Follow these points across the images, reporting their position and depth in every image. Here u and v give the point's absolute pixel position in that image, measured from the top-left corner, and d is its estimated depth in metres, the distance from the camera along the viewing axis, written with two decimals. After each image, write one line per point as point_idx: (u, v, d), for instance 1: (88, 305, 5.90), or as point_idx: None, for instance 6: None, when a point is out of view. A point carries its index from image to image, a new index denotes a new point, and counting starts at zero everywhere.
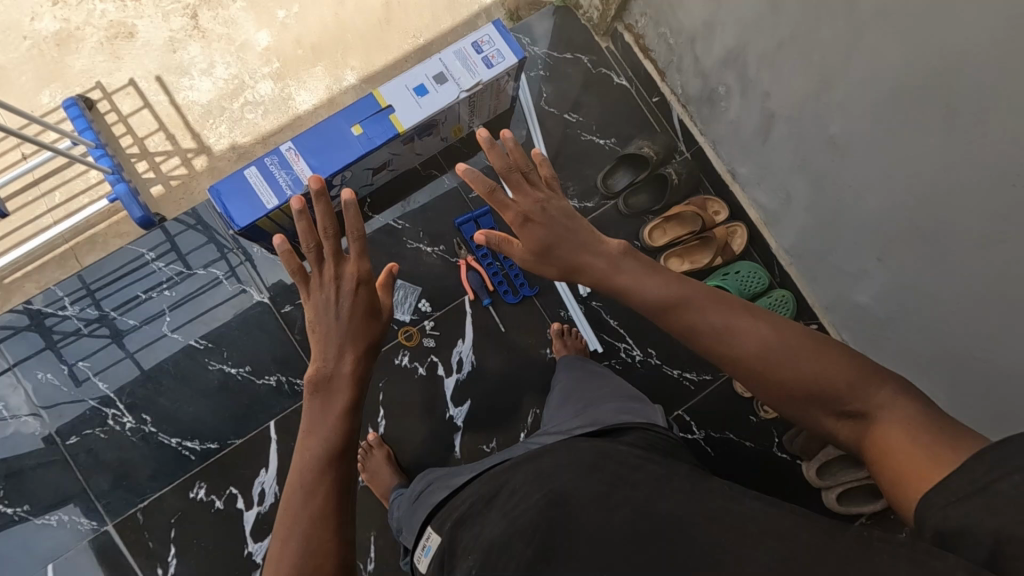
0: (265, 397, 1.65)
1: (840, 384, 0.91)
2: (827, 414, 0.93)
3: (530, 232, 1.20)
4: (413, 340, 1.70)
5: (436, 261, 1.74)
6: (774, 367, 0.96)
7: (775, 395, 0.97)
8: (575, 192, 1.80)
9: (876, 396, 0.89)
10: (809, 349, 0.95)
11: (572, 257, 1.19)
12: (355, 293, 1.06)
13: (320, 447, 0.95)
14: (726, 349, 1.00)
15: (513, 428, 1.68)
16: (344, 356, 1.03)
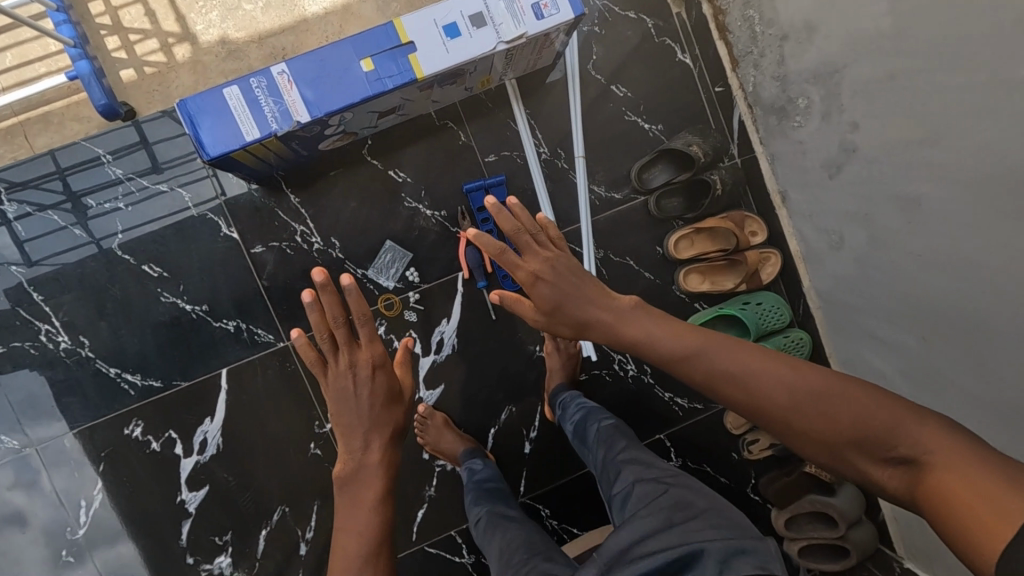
0: (219, 342, 1.49)
1: (873, 423, 0.88)
2: (873, 460, 0.88)
3: (539, 291, 1.21)
4: (394, 310, 1.54)
5: (433, 227, 1.54)
6: (800, 413, 0.95)
7: (813, 443, 0.94)
8: (603, 179, 1.58)
9: (914, 433, 0.84)
10: (829, 388, 0.94)
11: (584, 314, 1.20)
12: (374, 385, 1.11)
13: (358, 538, 1.06)
14: (750, 396, 1.00)
15: (483, 421, 1.58)
16: (370, 448, 1.10)
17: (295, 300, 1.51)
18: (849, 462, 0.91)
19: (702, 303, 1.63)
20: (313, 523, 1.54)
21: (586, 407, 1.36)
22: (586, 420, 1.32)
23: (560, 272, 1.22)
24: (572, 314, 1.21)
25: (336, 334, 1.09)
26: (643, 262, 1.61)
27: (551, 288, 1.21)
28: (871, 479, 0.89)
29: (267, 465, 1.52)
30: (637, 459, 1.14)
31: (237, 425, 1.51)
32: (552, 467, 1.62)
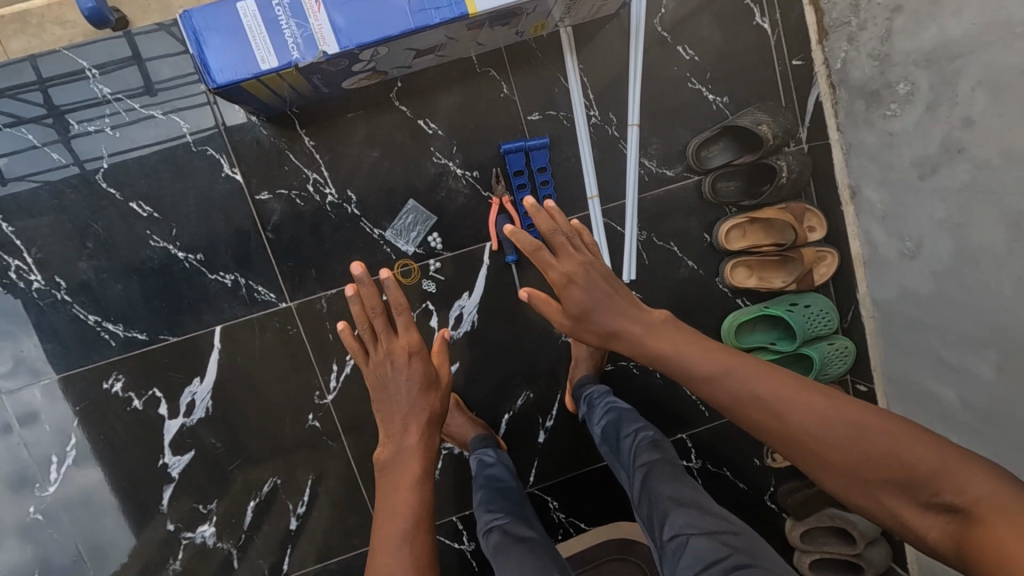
0: (213, 296, 1.34)
1: (911, 462, 0.76)
2: (909, 504, 0.76)
3: (570, 293, 1.13)
4: (411, 278, 1.39)
5: (462, 189, 1.37)
6: (825, 443, 0.83)
7: (838, 478, 0.82)
8: (656, 152, 1.41)
9: (961, 477, 0.72)
10: (864, 420, 0.82)
11: (612, 323, 1.10)
12: (412, 368, 1.11)
13: (397, 516, 0.97)
14: (769, 419, 0.88)
15: (497, 406, 1.47)
16: (409, 430, 1.07)
17: (302, 257, 1.35)
18: (882, 506, 0.79)
19: (745, 299, 1.50)
20: (307, 498, 1.43)
21: (615, 411, 1.22)
22: (620, 428, 1.18)
23: (594, 278, 1.15)
24: (599, 321, 1.12)
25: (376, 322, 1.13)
26: (688, 248, 1.47)
27: (583, 292, 1.13)
28: (903, 526, 0.78)
29: (260, 434, 1.39)
30: (684, 494, 1.02)
31: (229, 388, 1.37)
32: (565, 460, 1.52)
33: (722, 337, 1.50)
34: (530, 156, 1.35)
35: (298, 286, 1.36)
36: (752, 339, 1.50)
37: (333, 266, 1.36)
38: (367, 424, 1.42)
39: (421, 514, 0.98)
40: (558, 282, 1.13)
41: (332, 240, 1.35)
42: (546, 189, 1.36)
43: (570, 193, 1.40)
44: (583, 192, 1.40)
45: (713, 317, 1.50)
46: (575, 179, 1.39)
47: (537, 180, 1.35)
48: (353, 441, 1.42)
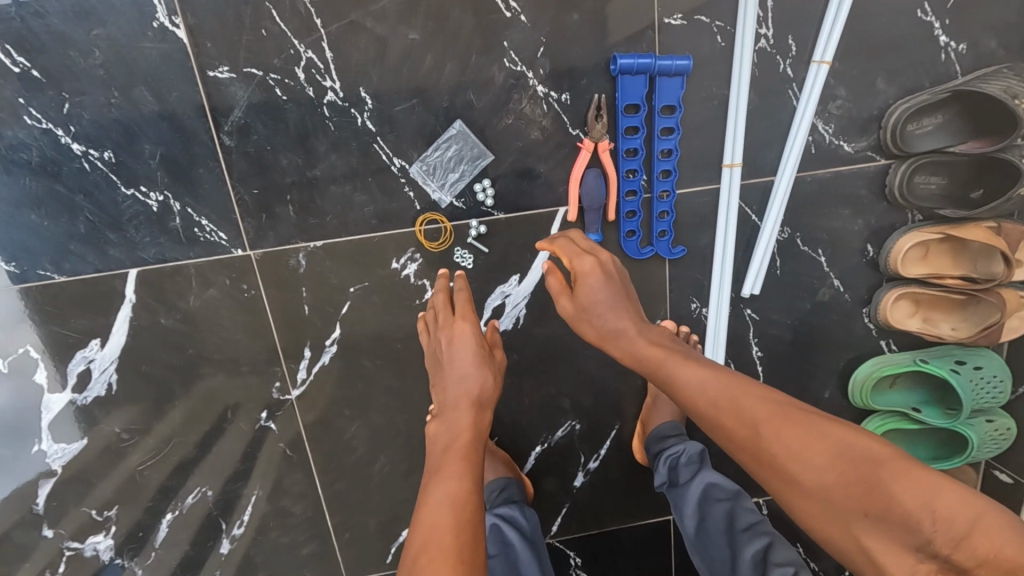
0: (126, 222, 0.85)
1: (899, 489, 0.53)
2: (891, 546, 0.53)
3: (588, 285, 0.83)
4: (439, 244, 0.92)
5: (537, 118, 0.88)
6: (796, 454, 0.59)
7: (807, 502, 0.59)
8: (836, 112, 0.92)
9: (959, 518, 0.50)
10: (858, 444, 0.58)
11: (613, 319, 0.82)
12: (460, 328, 0.86)
13: (450, 484, 0.68)
14: (732, 421, 0.65)
15: (527, 435, 1.05)
16: (463, 398, 0.82)
17: (275, 181, 0.86)
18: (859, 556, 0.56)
19: (894, 344, 1.07)
20: (248, 516, 1.03)
21: (715, 498, 0.87)
22: (735, 538, 0.81)
23: (619, 274, 0.86)
24: (603, 318, 0.82)
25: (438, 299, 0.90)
26: (840, 261, 1.01)
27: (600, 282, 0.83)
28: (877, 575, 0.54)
29: (186, 427, 0.96)
30: None
31: (146, 360, 0.92)
32: (598, 511, 1.12)
33: (848, 389, 1.09)
34: (655, 85, 0.86)
35: (264, 226, 0.88)
36: (889, 398, 1.09)
37: (322, 205, 0.88)
38: (343, 435, 1.00)
39: (477, 491, 0.69)
40: (573, 270, 0.84)
41: (327, 165, 0.87)
42: (668, 143, 0.88)
43: (698, 153, 0.91)
44: (716, 153, 0.92)
45: (844, 360, 1.07)
46: (710, 132, 0.91)
47: (657, 126, 0.87)
48: (321, 453, 1.01)
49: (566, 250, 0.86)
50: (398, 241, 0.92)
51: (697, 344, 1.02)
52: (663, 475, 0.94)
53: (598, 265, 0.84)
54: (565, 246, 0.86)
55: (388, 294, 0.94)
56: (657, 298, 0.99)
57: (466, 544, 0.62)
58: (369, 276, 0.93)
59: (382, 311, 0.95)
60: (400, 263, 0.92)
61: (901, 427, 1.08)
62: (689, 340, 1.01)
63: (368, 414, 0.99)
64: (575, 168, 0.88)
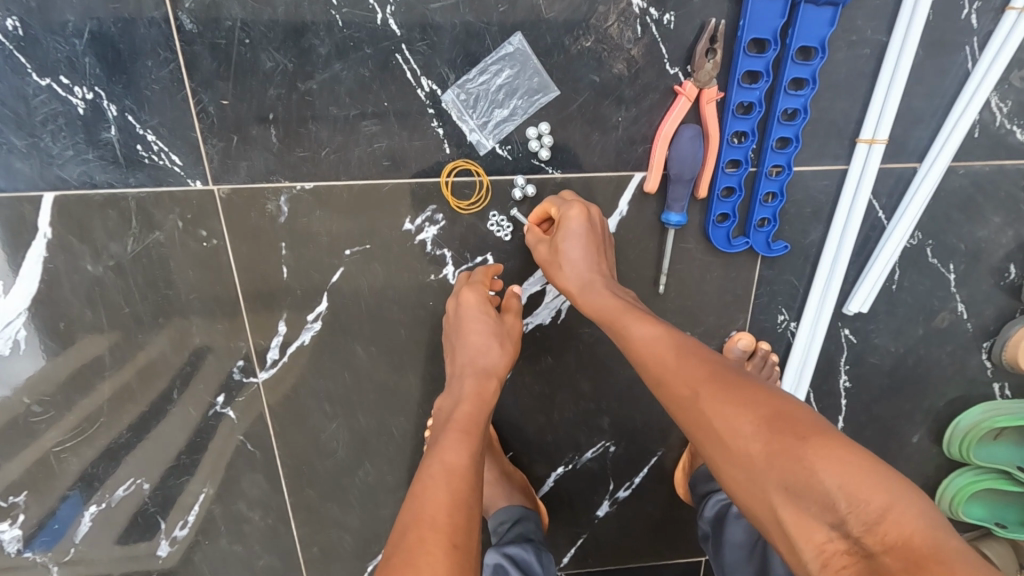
0: (38, 126, 0.62)
1: (818, 461, 0.41)
2: (803, 523, 0.41)
3: (571, 244, 0.64)
4: (470, 206, 0.69)
5: (623, 46, 0.64)
6: (719, 412, 0.48)
7: (726, 467, 0.47)
8: (1015, 84, 0.69)
9: (875, 501, 0.38)
10: (792, 412, 0.45)
11: (579, 268, 0.65)
12: (466, 297, 0.67)
13: (446, 452, 0.56)
14: (660, 371, 0.54)
15: (548, 453, 0.84)
16: (468, 362, 0.67)
17: (254, 91, 0.63)
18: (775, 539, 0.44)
19: (1009, 390, 0.86)
20: (193, 516, 0.80)
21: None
22: None
23: (604, 234, 0.67)
24: (571, 271, 0.65)
25: (476, 274, 0.70)
26: (972, 282, 0.79)
27: (581, 231, 0.64)
28: (789, 555, 0.43)
29: (116, 405, 0.74)
30: None
31: (68, 314, 0.69)
32: (619, 547, 0.92)
33: (945, 434, 0.88)
34: (793, 15, 0.62)
35: (235, 152, 0.65)
36: (991, 451, 0.87)
37: (318, 133, 0.65)
38: (320, 434, 0.79)
39: (483, 463, 0.57)
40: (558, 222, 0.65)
41: (329, 77, 0.63)
42: (795, 101, 0.64)
43: (829, 119, 0.69)
44: (850, 122, 0.69)
45: (947, 402, 0.87)
46: (850, 92, 0.68)
47: (785, 76, 0.63)
48: (290, 452, 0.79)
49: (559, 206, 0.66)
50: (415, 194, 0.68)
51: (777, 367, 0.80)
52: (707, 522, 0.76)
53: (587, 217, 0.65)
54: (556, 201, 0.67)
55: (396, 261, 0.71)
56: (738, 304, 0.77)
57: (463, 522, 0.49)
58: (372, 235, 0.70)
59: (385, 283, 0.72)
60: (414, 224, 0.70)
61: (998, 488, 0.87)
62: (768, 360, 0.78)
63: (355, 411, 0.78)
64: (666, 118, 0.65)
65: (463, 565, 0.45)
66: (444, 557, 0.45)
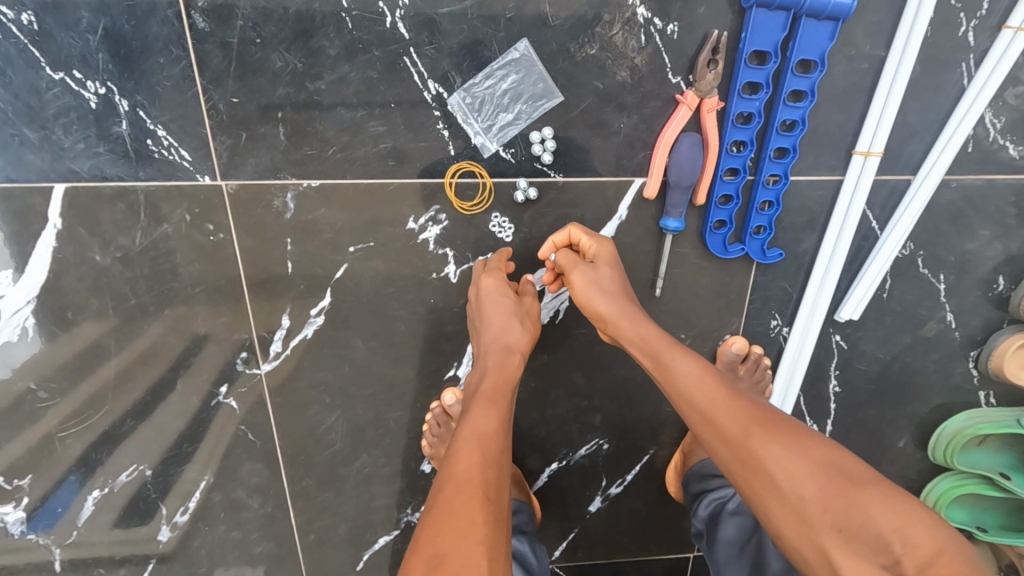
0: (50, 119, 0.63)
1: (876, 509, 0.46)
2: (857, 563, 0.45)
3: (605, 276, 0.68)
4: (474, 207, 0.70)
5: (626, 54, 0.65)
6: (774, 454, 0.52)
7: (776, 507, 0.51)
8: (1009, 101, 0.71)
9: (926, 547, 0.44)
10: (843, 462, 0.51)
11: (613, 294, 0.67)
12: (484, 283, 0.68)
13: (476, 419, 0.60)
14: (709, 408, 0.57)
15: (542, 449, 0.86)
16: (491, 341, 0.68)
17: (263, 89, 0.64)
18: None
19: (994, 397, 0.88)
20: (193, 502, 0.82)
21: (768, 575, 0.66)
22: None
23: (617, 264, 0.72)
24: (607, 295, 0.67)
25: (491, 263, 0.71)
26: (961, 292, 0.81)
27: (614, 263, 0.69)
28: None
29: (122, 393, 0.75)
30: None
31: (75, 303, 0.70)
32: (609, 541, 0.94)
33: (930, 440, 0.90)
34: (795, 29, 0.63)
35: (241, 148, 0.66)
36: (974, 457, 0.89)
37: (324, 131, 0.66)
38: (319, 425, 0.80)
39: (509, 429, 0.62)
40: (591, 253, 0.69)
41: (337, 77, 0.64)
42: (794, 112, 0.66)
43: (826, 131, 0.70)
44: (847, 134, 0.70)
45: (932, 408, 0.89)
46: (847, 105, 0.69)
47: (784, 88, 0.64)
48: (289, 442, 0.81)
49: (586, 240, 0.69)
50: (418, 193, 0.70)
51: (768, 370, 0.82)
52: (701, 521, 0.78)
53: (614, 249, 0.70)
54: (579, 231, 0.69)
55: (398, 259, 0.73)
56: (731, 309, 0.79)
57: (494, 479, 0.55)
58: (375, 233, 0.71)
59: (386, 279, 0.74)
60: (418, 223, 0.71)
61: (980, 493, 0.89)
62: (761, 363, 0.80)
63: (354, 404, 0.80)
64: (668, 125, 0.67)
65: (495, 517, 0.51)
66: (479, 509, 0.51)
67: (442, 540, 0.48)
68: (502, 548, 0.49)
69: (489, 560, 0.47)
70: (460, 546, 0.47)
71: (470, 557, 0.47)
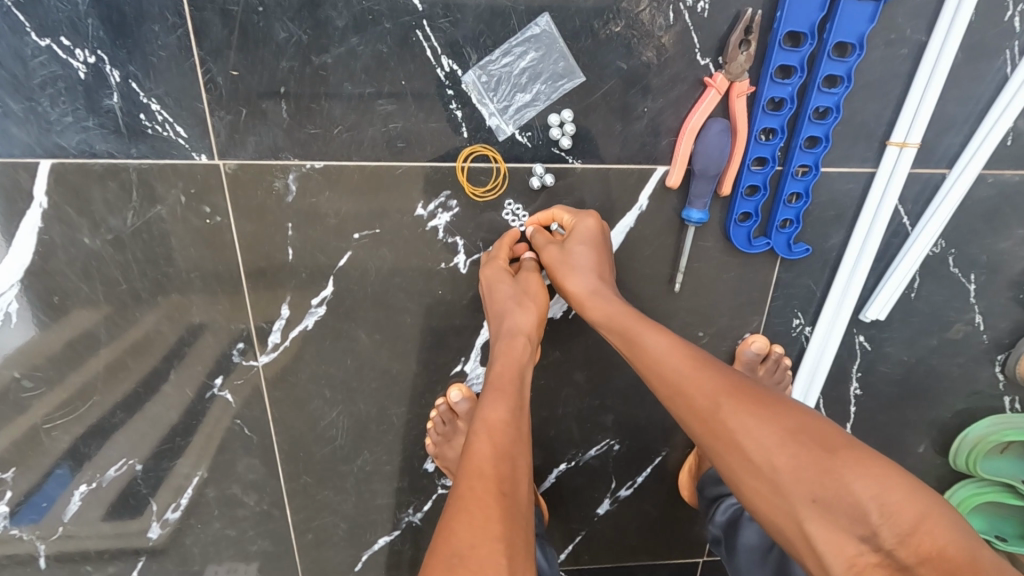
0: (36, 90, 0.58)
1: (852, 476, 0.44)
2: (834, 536, 0.43)
3: (579, 251, 0.64)
4: (486, 192, 0.67)
5: (653, 33, 0.61)
6: (745, 426, 0.49)
7: (750, 481, 0.48)
8: None
9: (906, 514, 0.41)
10: (819, 430, 0.48)
11: (587, 272, 0.64)
12: (483, 272, 0.67)
13: (484, 410, 0.56)
14: (677, 383, 0.54)
15: (550, 449, 0.83)
16: (494, 327, 0.66)
17: (266, 63, 0.60)
18: (796, 548, 0.46)
19: (1020, 403, 0.85)
20: (186, 498, 0.79)
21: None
22: None
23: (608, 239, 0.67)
24: (583, 273, 0.64)
25: (491, 253, 0.68)
26: (991, 293, 0.77)
27: (593, 236, 0.65)
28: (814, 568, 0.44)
29: (111, 383, 0.72)
30: None
31: (62, 287, 0.66)
32: (618, 545, 0.91)
33: (951, 447, 0.87)
34: (833, 9, 0.59)
35: (242, 126, 0.62)
36: (995, 465, 0.86)
37: (331, 110, 0.62)
38: (319, 420, 0.77)
39: (522, 420, 0.57)
40: (570, 229, 0.66)
41: (345, 51, 0.60)
42: (828, 99, 0.62)
43: (859, 121, 0.66)
44: (881, 124, 0.67)
45: (954, 413, 0.85)
46: (883, 92, 0.65)
47: (819, 72, 0.61)
48: (287, 437, 0.77)
49: (568, 217, 0.66)
50: (428, 178, 0.66)
51: (788, 371, 0.78)
52: (719, 526, 0.75)
53: (600, 224, 0.65)
54: (561, 211, 0.67)
55: (406, 247, 0.69)
56: (753, 306, 0.75)
57: (509, 472, 0.51)
58: (382, 219, 0.67)
59: (392, 269, 0.70)
60: (427, 210, 0.67)
61: (1002, 501, 0.85)
62: (781, 363, 0.77)
63: (356, 399, 0.76)
64: (696, 110, 0.63)
65: (512, 513, 0.48)
66: (495, 506, 0.47)
67: (459, 538, 0.45)
68: (522, 544, 0.46)
69: (508, 559, 0.44)
70: (472, 544, 0.44)
71: (488, 556, 0.44)
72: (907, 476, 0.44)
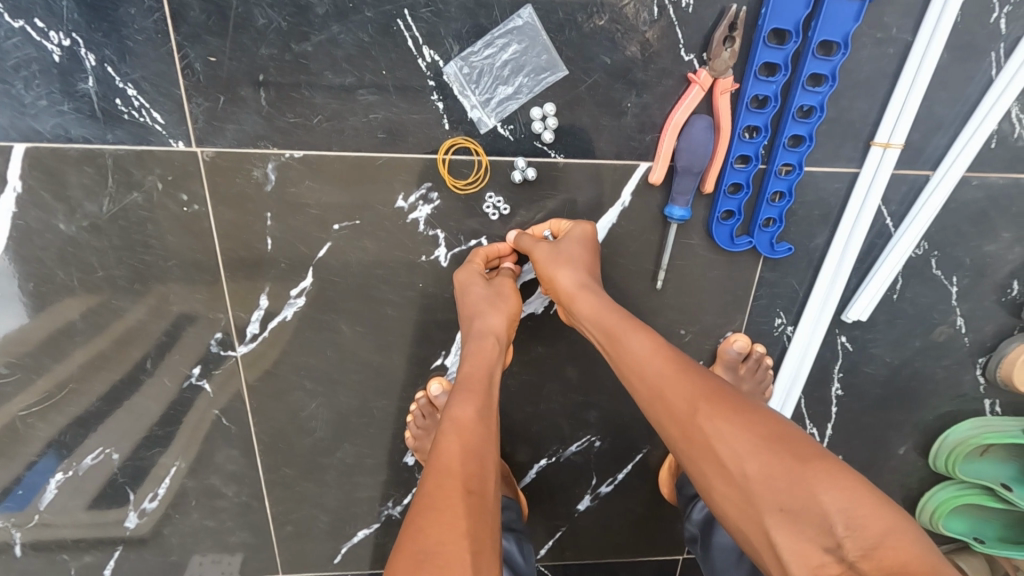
0: (10, 72, 0.58)
1: (821, 486, 0.43)
2: (800, 546, 0.42)
3: (571, 249, 0.64)
4: (467, 185, 0.66)
5: (637, 27, 0.61)
6: (720, 432, 0.49)
7: (722, 486, 0.48)
8: None
9: (873, 527, 0.41)
10: (792, 440, 0.47)
11: (575, 270, 0.63)
12: (457, 276, 0.66)
13: (454, 408, 0.56)
14: (658, 387, 0.54)
15: (531, 445, 0.83)
16: (467, 326, 0.65)
17: (247, 49, 0.59)
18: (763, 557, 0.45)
19: (1000, 406, 0.85)
20: (164, 488, 0.78)
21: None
22: None
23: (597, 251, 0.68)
24: (570, 271, 0.63)
25: (474, 257, 0.68)
26: (974, 297, 0.78)
27: (586, 241, 0.65)
28: None
29: (88, 372, 0.71)
30: None
31: (38, 273, 0.66)
32: (599, 541, 0.91)
33: (933, 448, 0.87)
34: (818, 7, 0.59)
35: (221, 113, 0.61)
36: (978, 467, 0.85)
37: (312, 98, 0.61)
38: (300, 411, 0.76)
39: (492, 418, 0.57)
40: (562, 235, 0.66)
41: (326, 39, 0.59)
42: (812, 98, 0.62)
43: (845, 120, 0.66)
44: (866, 123, 0.66)
45: (936, 415, 0.86)
46: (869, 92, 0.65)
47: (804, 70, 0.60)
48: (267, 429, 0.77)
49: (562, 226, 0.67)
50: (409, 170, 0.65)
51: (769, 371, 0.78)
52: (696, 524, 0.75)
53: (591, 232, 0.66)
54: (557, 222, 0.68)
55: (388, 239, 0.68)
56: (736, 304, 0.75)
57: (477, 469, 0.51)
58: (363, 210, 0.67)
59: (374, 261, 0.69)
60: (407, 202, 0.67)
61: (982, 503, 0.85)
62: (762, 362, 0.77)
63: (338, 392, 0.76)
64: (680, 104, 0.62)
65: (478, 511, 0.47)
66: (461, 503, 0.47)
67: (426, 535, 0.45)
68: (486, 541, 0.46)
69: (472, 554, 0.44)
70: (435, 541, 0.44)
71: (454, 551, 0.43)
72: (878, 491, 0.43)
